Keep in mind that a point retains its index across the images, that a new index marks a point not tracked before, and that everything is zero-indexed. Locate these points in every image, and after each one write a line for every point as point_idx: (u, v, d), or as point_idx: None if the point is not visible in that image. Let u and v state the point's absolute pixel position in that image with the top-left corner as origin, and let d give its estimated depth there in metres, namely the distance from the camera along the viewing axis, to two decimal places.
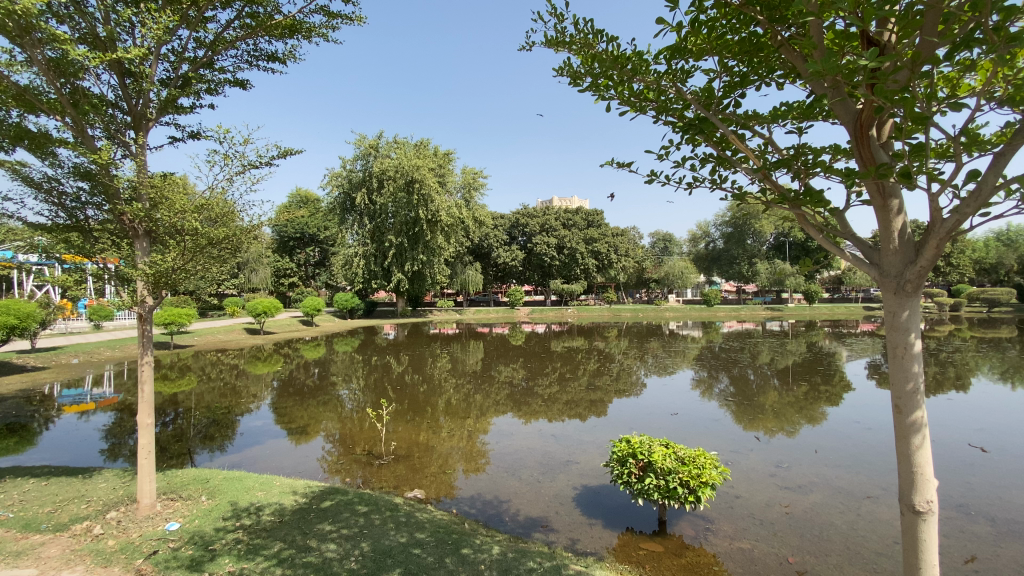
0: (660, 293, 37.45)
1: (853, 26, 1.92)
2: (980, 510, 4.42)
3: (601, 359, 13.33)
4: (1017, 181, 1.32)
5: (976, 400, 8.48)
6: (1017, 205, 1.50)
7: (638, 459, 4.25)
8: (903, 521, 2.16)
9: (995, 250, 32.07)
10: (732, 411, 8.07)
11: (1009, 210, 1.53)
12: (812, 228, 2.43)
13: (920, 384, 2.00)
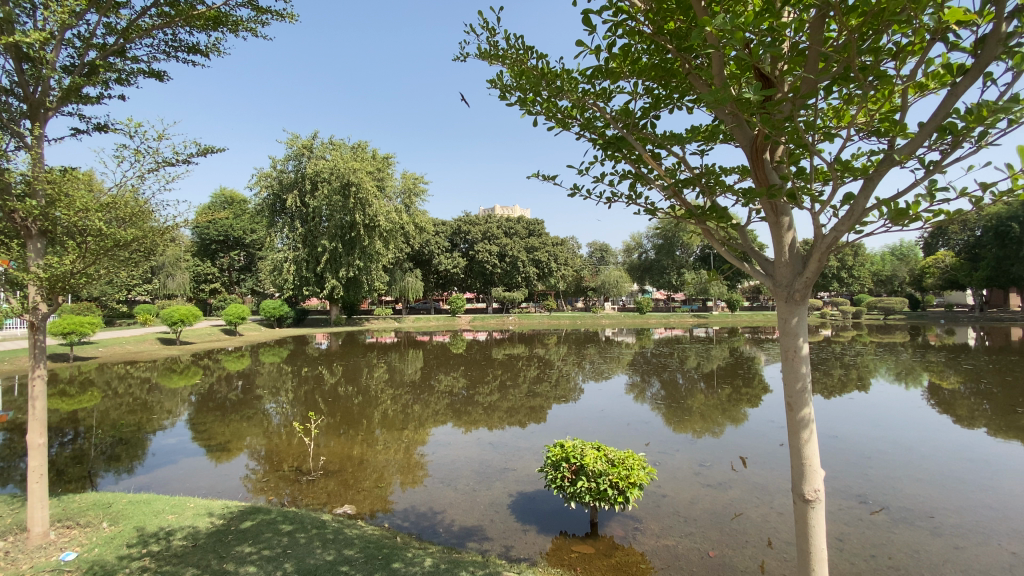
0: (597, 301, 38.65)
1: (750, 60, 2.14)
2: (875, 499, 4.93)
3: (541, 365, 13.54)
4: (878, 203, 1.55)
5: (873, 400, 9.44)
6: (881, 224, 1.76)
7: (571, 463, 4.36)
8: (796, 509, 2.37)
9: (889, 264, 35.95)
10: (662, 414, 8.47)
11: (875, 229, 1.79)
12: (718, 242, 2.68)
13: (807, 383, 2.23)
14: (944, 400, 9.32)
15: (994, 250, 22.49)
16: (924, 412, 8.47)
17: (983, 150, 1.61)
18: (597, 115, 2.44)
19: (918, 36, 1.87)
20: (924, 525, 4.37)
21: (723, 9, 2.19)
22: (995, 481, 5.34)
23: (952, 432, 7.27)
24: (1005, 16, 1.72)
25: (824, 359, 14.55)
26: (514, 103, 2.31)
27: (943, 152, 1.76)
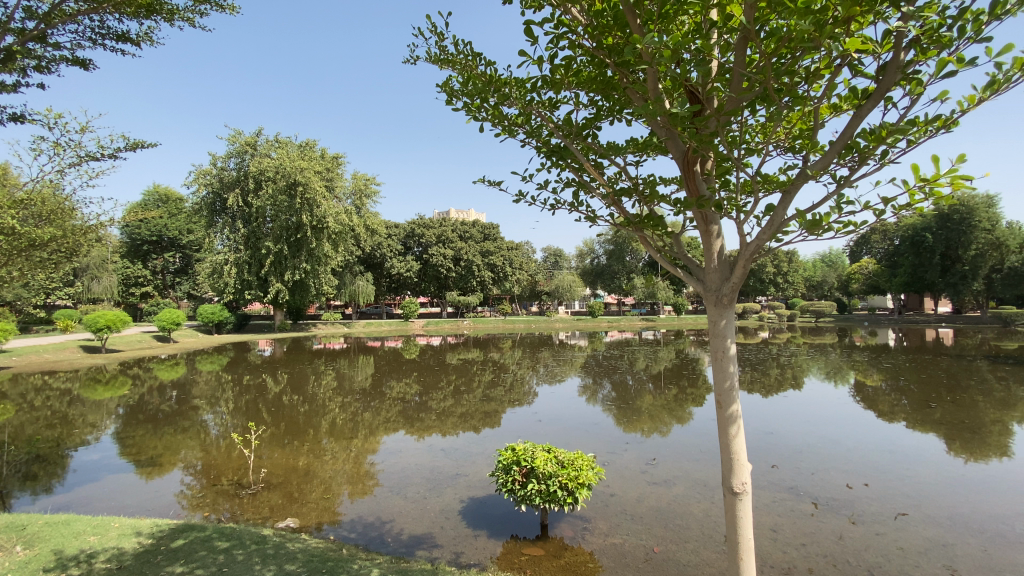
0: (551, 305, 39.16)
1: (682, 77, 2.26)
2: (806, 491, 5.29)
3: (496, 370, 13.55)
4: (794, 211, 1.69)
5: (806, 398, 10.09)
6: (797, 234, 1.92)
7: (521, 466, 4.38)
8: (725, 502, 2.51)
9: (820, 271, 38.57)
10: (613, 415, 8.69)
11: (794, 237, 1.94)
12: (654, 249, 2.81)
13: (735, 381, 2.38)
14: (868, 397, 10.09)
15: (911, 258, 24.57)
16: (851, 408, 9.12)
17: (886, 167, 1.78)
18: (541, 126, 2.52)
19: (830, 62, 2.05)
20: (848, 513, 4.72)
21: (658, 28, 2.31)
22: (910, 471, 5.84)
23: (875, 427, 7.87)
24: (902, 46, 1.92)
25: (763, 360, 15.39)
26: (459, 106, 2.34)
27: (853, 167, 1.93)
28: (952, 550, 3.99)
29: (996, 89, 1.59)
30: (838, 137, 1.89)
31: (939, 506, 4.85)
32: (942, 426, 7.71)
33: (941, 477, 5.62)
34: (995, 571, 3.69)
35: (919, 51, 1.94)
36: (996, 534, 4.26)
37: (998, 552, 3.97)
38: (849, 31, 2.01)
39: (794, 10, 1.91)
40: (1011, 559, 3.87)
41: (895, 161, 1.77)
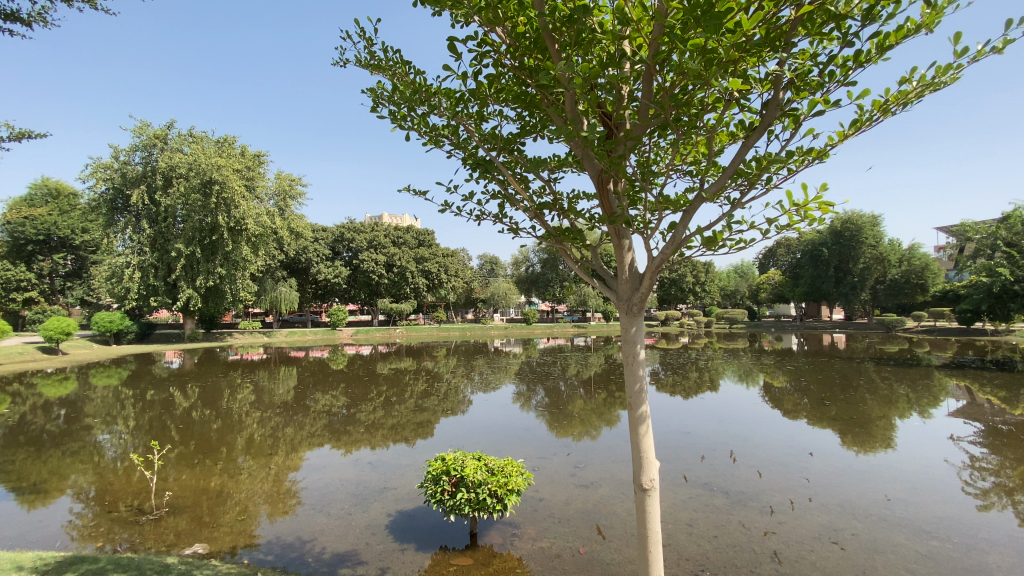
0: (486, 312, 39.27)
1: (594, 100, 2.43)
2: (717, 486, 5.72)
3: (429, 379, 13.35)
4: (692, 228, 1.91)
5: (721, 399, 10.87)
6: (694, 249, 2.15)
7: (451, 476, 4.36)
8: (637, 498, 2.68)
9: (733, 281, 41.74)
10: (544, 420, 8.87)
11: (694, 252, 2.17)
12: (574, 261, 2.98)
13: (644, 383, 2.58)
14: (774, 397, 11.05)
15: (810, 270, 27.21)
16: (759, 408, 9.94)
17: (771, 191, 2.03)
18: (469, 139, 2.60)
19: (722, 97, 2.32)
20: (754, 505, 5.15)
21: (575, 54, 2.46)
22: (807, 464, 6.48)
23: (780, 424, 8.64)
24: (780, 88, 2.20)
25: (684, 364, 16.39)
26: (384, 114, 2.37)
27: (745, 192, 2.19)
28: (841, 534, 4.47)
29: (856, 128, 1.88)
30: (732, 164, 2.13)
31: (832, 495, 5.41)
32: (836, 422, 8.60)
33: (832, 468, 6.28)
34: (874, 550, 4.19)
35: (795, 92, 2.23)
36: (878, 518, 4.82)
37: (879, 533, 4.49)
38: (738, 70, 2.26)
39: (693, 49, 2.13)
40: (890, 539, 4.38)
41: (778, 186, 2.03)
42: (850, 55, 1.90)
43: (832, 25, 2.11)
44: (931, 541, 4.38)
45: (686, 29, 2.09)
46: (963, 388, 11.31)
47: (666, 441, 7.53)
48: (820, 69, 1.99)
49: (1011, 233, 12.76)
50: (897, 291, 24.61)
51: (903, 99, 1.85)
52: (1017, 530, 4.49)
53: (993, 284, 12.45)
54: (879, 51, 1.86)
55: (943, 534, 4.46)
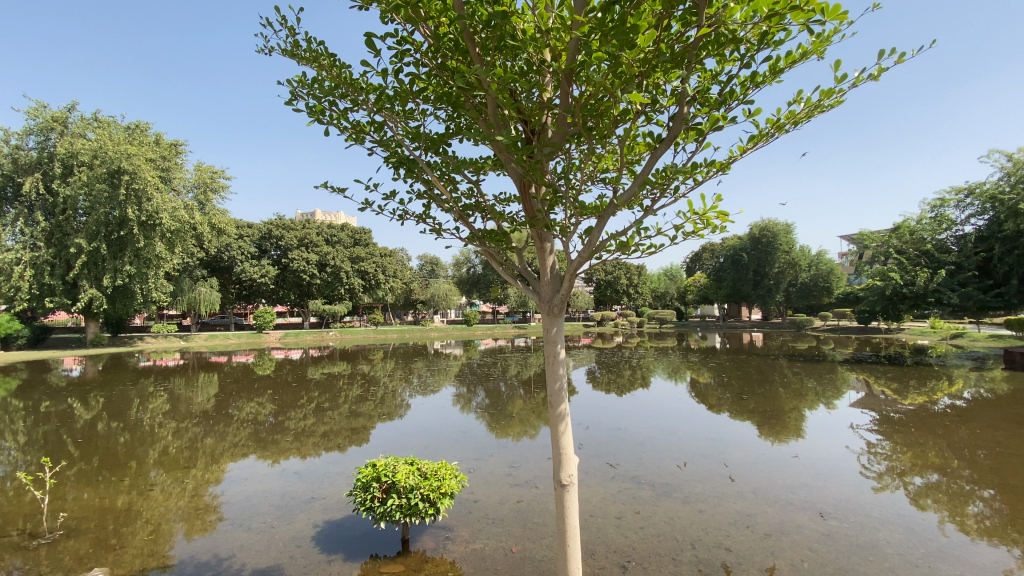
0: (426, 314, 38.64)
1: (515, 104, 2.47)
2: (645, 478, 5.98)
3: (364, 383, 12.90)
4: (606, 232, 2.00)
5: (652, 396, 11.38)
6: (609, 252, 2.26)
7: (381, 482, 4.21)
8: (556, 494, 2.75)
9: (664, 283, 43.87)
10: (485, 421, 8.87)
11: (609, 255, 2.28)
12: (498, 263, 3.01)
13: (563, 382, 2.66)
14: (700, 392, 11.72)
15: (732, 274, 29.17)
16: (687, 403, 10.50)
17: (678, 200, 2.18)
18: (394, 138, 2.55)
19: (633, 109, 2.45)
20: (678, 496, 5.44)
21: (497, 58, 2.49)
22: (727, 455, 6.92)
23: (704, 418, 9.18)
24: (685, 104, 2.36)
25: (619, 363, 16.99)
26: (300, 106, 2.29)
27: (655, 199, 2.33)
28: (754, 519, 4.82)
29: (754, 143, 2.06)
30: (644, 172, 2.25)
31: (747, 483, 5.82)
32: (754, 415, 9.25)
33: (749, 458, 6.76)
34: (781, 532, 4.55)
35: (699, 106, 2.40)
36: (786, 502, 5.25)
37: (788, 517, 4.87)
38: (649, 83, 2.39)
39: (605, 60, 2.24)
40: (795, 521, 4.78)
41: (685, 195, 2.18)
42: (749, 75, 2.07)
43: (729, 47, 2.30)
44: (830, 521, 4.81)
45: (600, 41, 2.18)
46: (861, 381, 12.51)
47: (600, 438, 7.78)
48: (722, 88, 2.15)
49: (900, 242, 14.28)
50: (806, 293, 27.21)
51: (794, 119, 2.04)
52: (902, 507, 5.04)
53: (886, 288, 13.87)
54: (772, 73, 2.03)
55: (842, 514, 4.92)
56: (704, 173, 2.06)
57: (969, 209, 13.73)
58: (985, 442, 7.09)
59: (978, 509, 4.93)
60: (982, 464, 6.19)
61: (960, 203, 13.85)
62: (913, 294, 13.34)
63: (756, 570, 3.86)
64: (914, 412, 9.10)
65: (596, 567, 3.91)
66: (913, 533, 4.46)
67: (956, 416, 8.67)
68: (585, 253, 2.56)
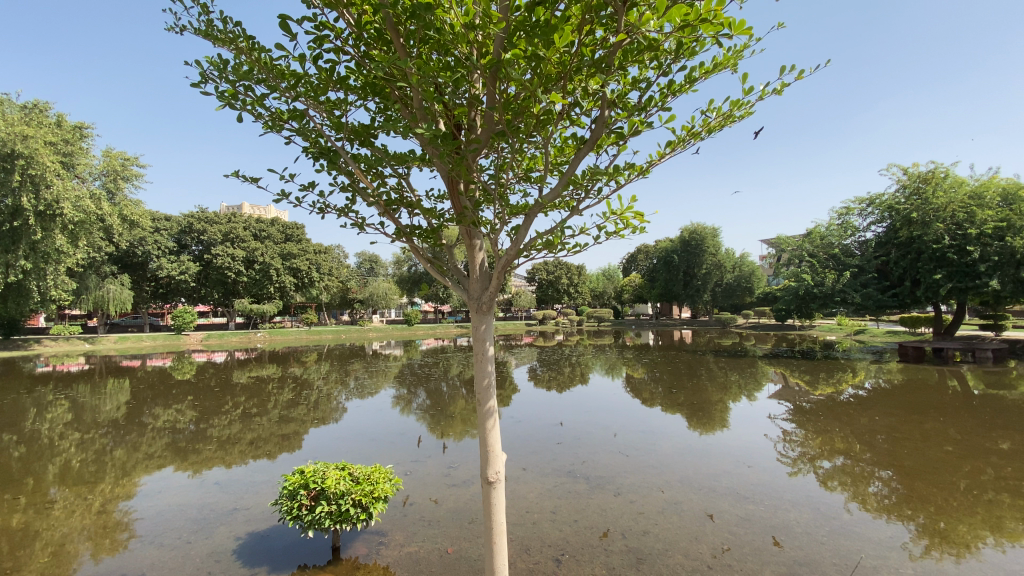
0: (364, 313, 37.48)
1: (442, 99, 2.42)
2: (580, 472, 6.13)
3: (297, 387, 12.28)
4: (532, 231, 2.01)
5: (590, 392, 11.68)
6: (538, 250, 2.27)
7: (310, 489, 3.96)
8: (483, 491, 2.74)
9: (602, 283, 45.25)
10: (425, 422, 8.72)
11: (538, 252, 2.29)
12: (425, 259, 2.93)
13: (492, 379, 2.66)
14: (635, 387, 12.19)
15: (665, 274, 30.59)
16: (622, 398, 10.87)
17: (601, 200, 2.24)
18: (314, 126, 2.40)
19: (557, 110, 2.50)
20: (611, 487, 5.61)
21: (424, 52, 2.43)
22: (658, 446, 7.23)
23: (639, 412, 9.55)
24: (606, 108, 2.44)
25: (559, 360, 17.30)
26: (212, 90, 2.10)
27: (579, 198, 2.38)
28: (680, 506, 5.07)
29: (671, 149, 2.17)
30: (569, 172, 2.29)
31: (675, 472, 6.11)
32: (684, 408, 9.76)
33: (678, 449, 7.10)
34: (705, 517, 4.81)
35: (619, 111, 2.49)
36: (710, 489, 5.56)
37: (710, 503, 5.16)
38: (574, 85, 2.45)
39: (529, 62, 2.26)
40: (718, 506, 5.06)
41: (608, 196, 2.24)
42: (667, 84, 2.17)
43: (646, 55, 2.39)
44: (748, 505, 5.15)
45: (527, 41, 2.18)
46: (778, 374, 13.52)
47: (540, 434, 7.91)
48: (641, 94, 2.23)
49: (812, 246, 15.58)
50: (731, 293, 29.03)
51: (708, 127, 2.16)
52: (810, 489, 5.50)
53: (799, 288, 15.05)
54: (687, 82, 2.13)
55: (758, 498, 5.28)
56: (626, 176, 2.13)
57: (870, 217, 15.20)
58: (881, 428, 7.88)
59: (877, 488, 5.44)
60: (879, 448, 6.85)
61: (863, 211, 15.32)
62: (823, 293, 14.58)
63: (681, 555, 4.04)
64: (823, 402, 9.96)
65: (531, 562, 3.94)
66: (819, 513, 4.86)
67: (857, 404, 9.58)
68: (513, 250, 2.56)
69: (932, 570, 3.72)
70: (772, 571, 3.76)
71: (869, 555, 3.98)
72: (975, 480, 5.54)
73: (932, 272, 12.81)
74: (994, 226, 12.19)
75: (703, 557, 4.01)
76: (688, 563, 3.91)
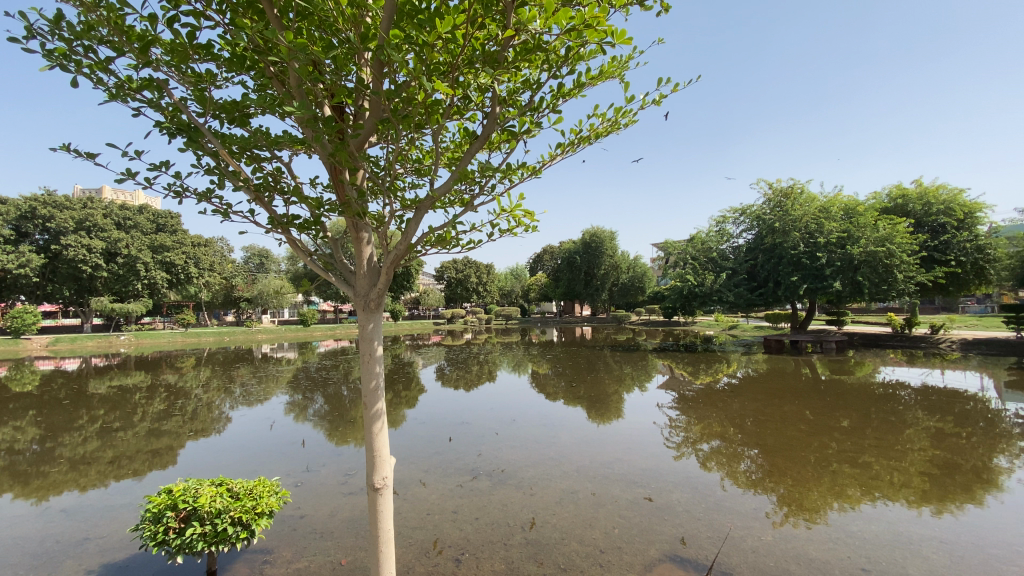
0: (253, 313, 34.38)
1: (323, 81, 2.22)
2: (483, 469, 6.13)
3: (170, 396, 10.87)
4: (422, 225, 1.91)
5: (496, 389, 11.75)
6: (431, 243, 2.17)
7: (179, 510, 3.03)
8: (369, 498, 2.59)
9: (509, 281, 45.98)
10: (323, 429, 8.19)
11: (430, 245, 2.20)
12: (307, 253, 2.67)
13: (380, 381, 2.52)
14: (539, 382, 12.51)
15: (568, 274, 31.81)
16: (527, 394, 11.08)
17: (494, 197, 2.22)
18: (172, 97, 2.04)
19: (447, 104, 2.44)
20: (512, 482, 5.67)
21: (304, 26, 2.20)
22: (559, 438, 7.48)
23: (542, 407, 9.78)
24: (498, 105, 2.43)
25: (465, 359, 17.22)
26: (31, 37, 1.66)
27: (471, 194, 2.35)
28: (576, 496, 5.26)
29: (561, 151, 2.21)
30: (460, 168, 2.23)
31: (572, 463, 6.34)
32: (583, 401, 10.20)
33: (578, 440, 7.40)
34: (599, 504, 5.04)
35: (510, 110, 2.50)
36: (604, 476, 5.86)
37: (605, 490, 5.41)
38: (467, 79, 2.40)
39: (417, 48, 2.17)
40: (610, 492, 5.34)
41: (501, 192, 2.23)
42: (557, 87, 2.21)
43: (535, 56, 2.43)
44: (637, 489, 5.49)
45: (415, 27, 2.07)
46: (666, 367, 14.66)
47: (443, 433, 7.81)
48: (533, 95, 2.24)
49: (694, 250, 17.12)
50: (627, 292, 30.95)
51: (596, 132, 2.23)
52: (691, 471, 6.02)
53: (684, 288, 16.48)
54: (576, 87, 2.18)
55: (647, 482, 5.65)
56: (518, 175, 2.13)
57: (741, 225, 17.07)
58: (749, 411, 8.86)
59: (746, 466, 6.09)
60: (748, 430, 7.67)
61: (736, 220, 17.18)
62: (703, 293, 16.12)
63: (577, 542, 4.19)
64: (703, 391, 10.98)
65: (430, 565, 3.83)
66: (698, 491, 5.33)
67: (730, 392, 10.70)
68: (405, 244, 2.45)
69: (787, 535, 4.22)
70: (658, 549, 4.02)
71: (737, 526, 4.42)
72: (822, 453, 6.42)
73: (789, 275, 14.70)
74: (837, 236, 14.30)
75: (596, 543, 4.18)
76: (581, 549, 4.07)
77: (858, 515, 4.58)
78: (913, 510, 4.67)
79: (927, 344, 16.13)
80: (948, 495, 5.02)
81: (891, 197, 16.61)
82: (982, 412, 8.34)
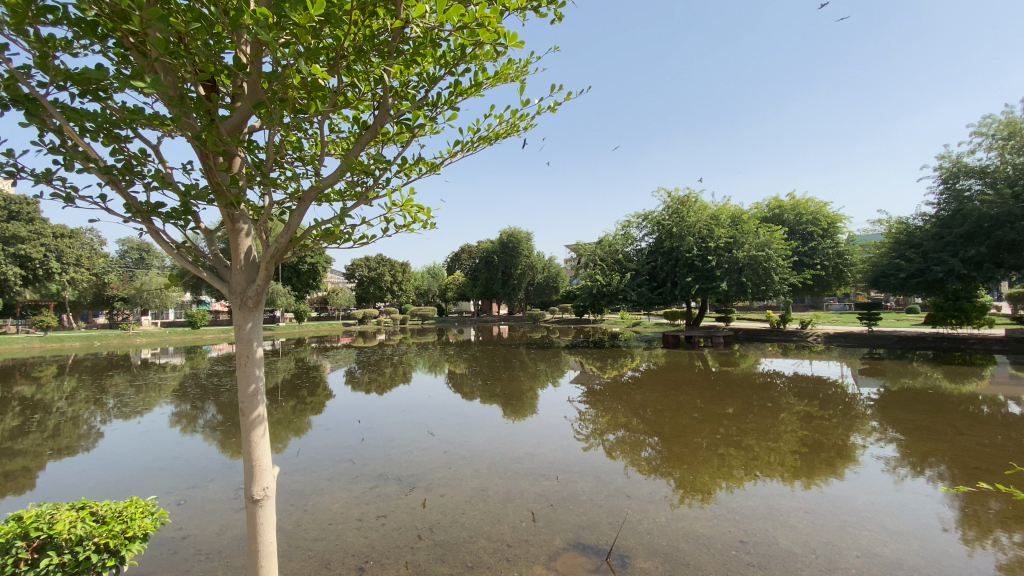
0: (131, 314, 30.55)
1: (190, 56, 2.01)
2: (391, 473, 5.96)
3: (24, 411, 9.34)
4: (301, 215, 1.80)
5: (409, 391, 11.48)
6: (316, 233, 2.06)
7: (32, 538, 2.44)
8: (247, 512, 2.40)
9: (426, 280, 45.20)
10: (217, 441, 7.49)
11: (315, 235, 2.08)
12: (172, 247, 2.40)
13: (260, 384, 2.34)
14: (454, 382, 12.39)
15: (485, 273, 31.94)
16: (441, 394, 10.95)
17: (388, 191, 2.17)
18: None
19: (335, 92, 2.33)
20: (422, 484, 5.58)
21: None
22: (471, 437, 7.48)
23: (456, 406, 9.72)
24: (391, 97, 2.37)
25: (378, 360, 16.65)
26: None
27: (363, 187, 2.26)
28: (487, 493, 5.29)
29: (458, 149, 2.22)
30: (350, 159, 2.15)
31: (483, 461, 6.37)
32: (498, 398, 10.29)
33: (490, 437, 7.46)
34: (508, 499, 5.12)
35: (403, 104, 2.44)
36: (513, 471, 5.95)
37: (513, 485, 5.50)
38: (356, 67, 2.30)
39: (296, 31, 2.03)
40: (519, 487, 5.44)
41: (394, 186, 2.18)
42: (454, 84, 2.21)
43: (429, 51, 2.40)
44: (545, 481, 5.65)
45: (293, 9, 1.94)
46: (577, 363, 15.23)
47: (349, 440, 7.45)
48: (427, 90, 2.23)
49: (603, 252, 17.96)
50: (541, 292, 31.70)
51: (492, 132, 2.27)
52: (596, 461, 6.31)
53: (593, 288, 17.25)
54: (474, 86, 2.19)
55: (554, 474, 5.83)
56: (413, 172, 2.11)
57: (644, 230, 18.21)
58: (650, 402, 9.50)
59: (648, 453, 6.53)
60: (649, 419, 8.21)
61: (639, 225, 18.29)
62: (610, 292, 17.01)
63: (485, 539, 4.22)
64: (610, 384, 11.57)
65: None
66: (601, 479, 5.60)
67: (634, 385, 11.38)
68: (287, 237, 2.30)
69: (680, 514, 4.58)
70: (562, 539, 4.16)
71: (635, 511, 4.71)
72: (712, 438, 7.05)
73: (686, 276, 15.95)
74: (725, 241, 15.74)
75: (503, 538, 4.24)
76: (490, 546, 4.10)
77: (741, 492, 5.10)
78: (785, 484, 5.28)
79: (798, 337, 18.30)
80: (814, 470, 5.74)
81: (770, 208, 18.65)
82: (841, 397, 9.61)
